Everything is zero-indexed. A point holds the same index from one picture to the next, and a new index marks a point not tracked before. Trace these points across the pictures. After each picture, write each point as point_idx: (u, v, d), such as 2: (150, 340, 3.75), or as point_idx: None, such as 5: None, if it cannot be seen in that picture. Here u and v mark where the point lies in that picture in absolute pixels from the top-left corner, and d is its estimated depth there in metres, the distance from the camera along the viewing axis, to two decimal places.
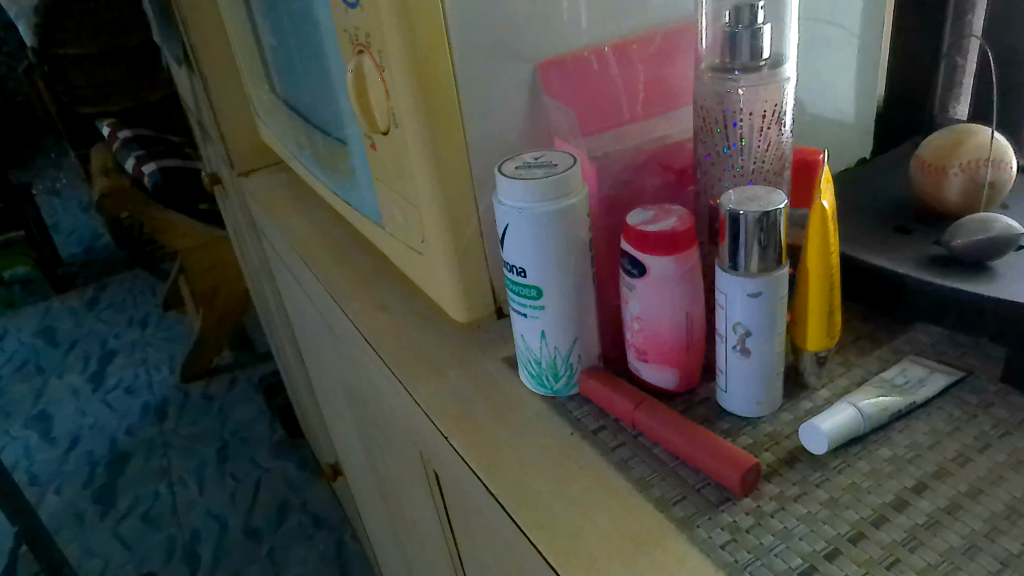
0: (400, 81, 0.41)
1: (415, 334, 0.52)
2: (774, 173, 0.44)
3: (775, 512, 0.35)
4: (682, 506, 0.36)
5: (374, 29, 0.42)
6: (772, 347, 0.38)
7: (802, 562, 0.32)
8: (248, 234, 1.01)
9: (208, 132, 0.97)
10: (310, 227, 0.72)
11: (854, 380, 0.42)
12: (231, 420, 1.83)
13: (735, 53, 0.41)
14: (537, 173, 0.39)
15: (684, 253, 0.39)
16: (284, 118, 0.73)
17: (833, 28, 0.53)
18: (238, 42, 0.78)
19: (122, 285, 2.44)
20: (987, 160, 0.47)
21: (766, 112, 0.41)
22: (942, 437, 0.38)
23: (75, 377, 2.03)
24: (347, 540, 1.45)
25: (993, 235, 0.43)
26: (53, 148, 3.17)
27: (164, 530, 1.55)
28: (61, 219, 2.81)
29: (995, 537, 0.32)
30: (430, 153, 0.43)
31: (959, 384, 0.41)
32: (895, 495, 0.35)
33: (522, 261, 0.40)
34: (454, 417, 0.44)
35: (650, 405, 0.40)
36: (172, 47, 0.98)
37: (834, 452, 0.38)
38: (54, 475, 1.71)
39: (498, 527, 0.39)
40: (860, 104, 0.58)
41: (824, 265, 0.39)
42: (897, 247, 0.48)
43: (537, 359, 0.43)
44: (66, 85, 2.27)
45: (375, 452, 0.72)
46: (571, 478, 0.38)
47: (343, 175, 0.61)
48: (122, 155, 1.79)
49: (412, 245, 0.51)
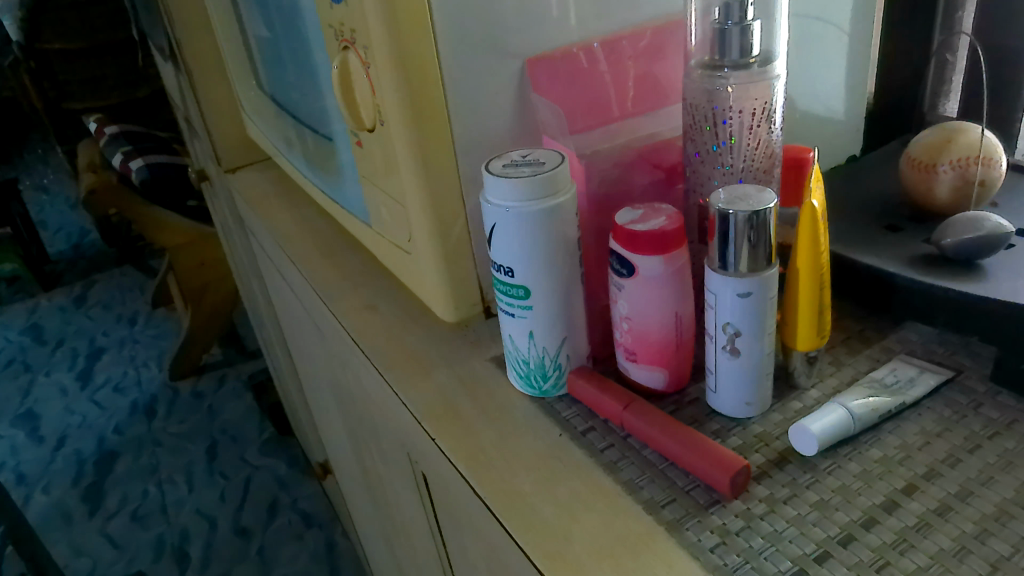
0: (385, 78, 0.41)
1: (403, 333, 0.52)
2: (763, 171, 0.43)
3: (765, 514, 0.34)
4: (671, 509, 0.35)
5: (358, 25, 0.41)
6: (761, 346, 0.38)
7: (792, 565, 0.32)
8: (235, 230, 1.01)
9: (194, 128, 0.96)
10: (297, 226, 0.71)
11: (844, 379, 0.42)
12: (221, 418, 1.82)
13: (724, 50, 0.40)
14: (524, 171, 0.38)
15: (674, 252, 0.38)
16: (271, 115, 0.73)
17: (823, 24, 0.53)
18: (224, 36, 0.77)
19: (111, 280, 2.43)
20: (978, 159, 0.47)
21: (755, 109, 0.41)
22: (932, 438, 0.38)
23: (62, 375, 2.01)
24: (338, 539, 1.44)
25: (983, 234, 0.43)
26: (40, 144, 3.16)
27: (153, 529, 1.54)
28: (48, 215, 2.78)
29: (986, 538, 0.32)
30: (416, 150, 0.42)
31: (948, 384, 0.41)
32: (885, 496, 0.35)
33: (509, 260, 0.39)
34: (442, 417, 0.43)
35: (639, 405, 0.40)
36: (157, 41, 0.96)
37: (824, 453, 0.37)
38: (42, 473, 1.70)
39: (486, 530, 0.39)
40: (850, 102, 0.58)
41: (814, 264, 0.39)
42: (886, 245, 0.48)
43: (525, 359, 0.42)
44: (53, 80, 2.25)
45: (364, 452, 0.71)
46: (558, 480, 0.38)
47: (329, 171, 0.60)
48: (109, 150, 1.77)
49: (399, 244, 0.51)
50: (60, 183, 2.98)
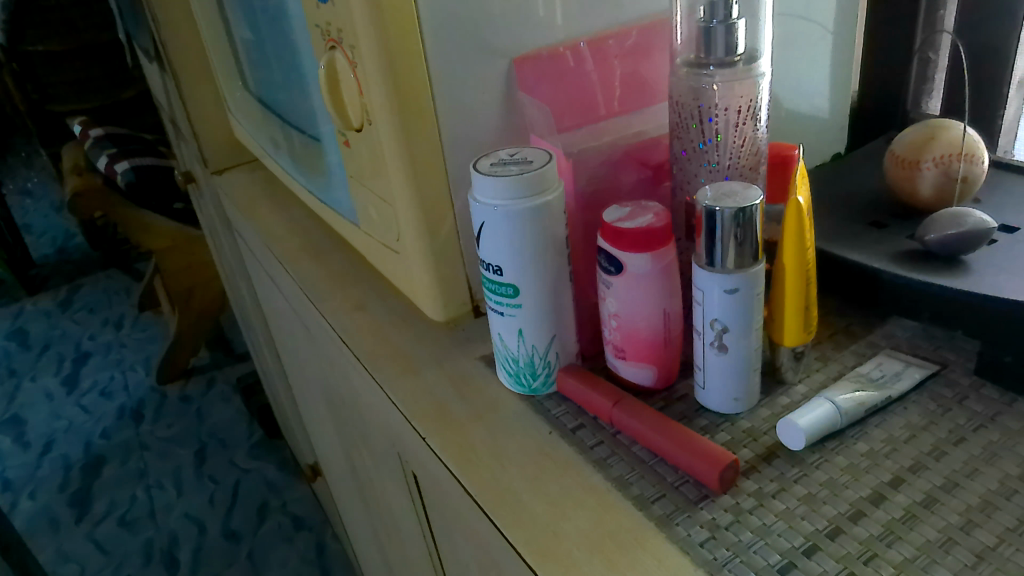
0: (373, 77, 0.41)
1: (393, 333, 0.51)
2: (749, 169, 0.44)
3: (754, 508, 0.35)
4: (661, 504, 0.35)
5: (345, 24, 0.41)
6: (749, 342, 0.38)
7: (781, 559, 0.32)
8: (222, 230, 1.00)
9: (180, 128, 0.95)
10: (284, 228, 0.70)
11: (831, 375, 0.43)
12: (209, 422, 1.81)
13: (710, 48, 0.40)
14: (512, 169, 0.38)
15: (662, 250, 0.38)
16: (257, 116, 0.72)
17: (807, 22, 0.53)
18: (210, 36, 0.77)
19: (97, 284, 2.40)
20: (960, 155, 0.48)
21: (741, 107, 0.41)
22: (918, 431, 0.38)
23: (48, 380, 1.99)
24: (328, 542, 1.44)
25: (967, 228, 0.43)
26: (24, 148, 3.14)
27: (141, 534, 1.53)
28: (33, 219, 2.76)
29: (970, 529, 0.32)
30: (404, 150, 0.42)
31: (933, 377, 0.42)
32: (872, 490, 0.35)
33: (498, 259, 0.40)
34: (432, 416, 0.43)
35: (629, 402, 0.40)
36: (141, 40, 0.96)
37: (812, 448, 0.38)
38: (28, 480, 1.68)
39: (478, 529, 0.39)
40: (834, 100, 0.58)
41: (801, 260, 0.39)
42: (871, 242, 0.48)
43: (515, 357, 0.42)
44: (37, 83, 2.23)
45: (353, 451, 0.71)
46: (550, 476, 0.38)
47: (317, 172, 0.60)
48: (94, 153, 1.75)
49: (388, 244, 0.50)
50: (45, 187, 2.96)
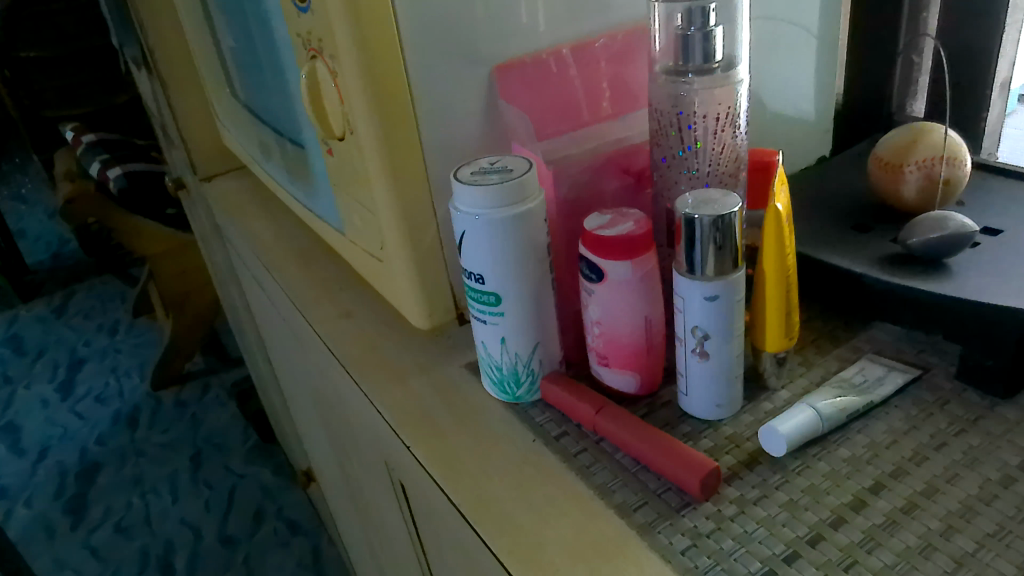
0: (354, 86, 0.41)
1: (379, 341, 0.51)
2: (729, 175, 0.43)
3: (736, 516, 0.35)
4: (643, 512, 0.35)
5: (325, 34, 0.41)
6: (730, 348, 0.38)
7: (762, 566, 0.32)
8: (213, 236, 1.00)
9: (170, 134, 0.95)
10: (273, 235, 0.70)
11: (814, 380, 0.43)
12: (205, 427, 1.81)
13: (688, 55, 0.40)
14: (492, 178, 0.38)
15: (643, 256, 0.38)
16: (245, 123, 0.72)
17: (790, 26, 0.53)
18: (197, 42, 0.77)
19: (91, 289, 2.40)
20: (942, 158, 0.48)
21: (720, 114, 0.41)
22: (900, 436, 0.38)
23: (43, 387, 1.99)
24: (324, 547, 1.44)
25: (948, 232, 0.43)
26: (18, 154, 3.14)
27: (137, 540, 1.53)
28: (27, 225, 2.76)
29: (950, 535, 0.32)
30: (385, 158, 0.42)
31: (915, 382, 0.42)
32: (853, 496, 0.35)
33: (479, 268, 0.40)
34: (417, 425, 0.43)
35: (612, 410, 0.40)
36: (130, 46, 0.96)
37: (794, 454, 0.38)
38: (23, 487, 1.68)
39: (462, 538, 0.39)
40: (819, 103, 0.58)
41: (781, 266, 0.39)
42: (854, 245, 0.49)
43: (498, 365, 0.42)
44: (30, 89, 2.23)
45: (343, 457, 0.71)
46: (532, 484, 0.38)
47: (303, 180, 0.60)
48: (86, 159, 1.75)
49: (372, 252, 0.50)
50: (38, 192, 2.95)
